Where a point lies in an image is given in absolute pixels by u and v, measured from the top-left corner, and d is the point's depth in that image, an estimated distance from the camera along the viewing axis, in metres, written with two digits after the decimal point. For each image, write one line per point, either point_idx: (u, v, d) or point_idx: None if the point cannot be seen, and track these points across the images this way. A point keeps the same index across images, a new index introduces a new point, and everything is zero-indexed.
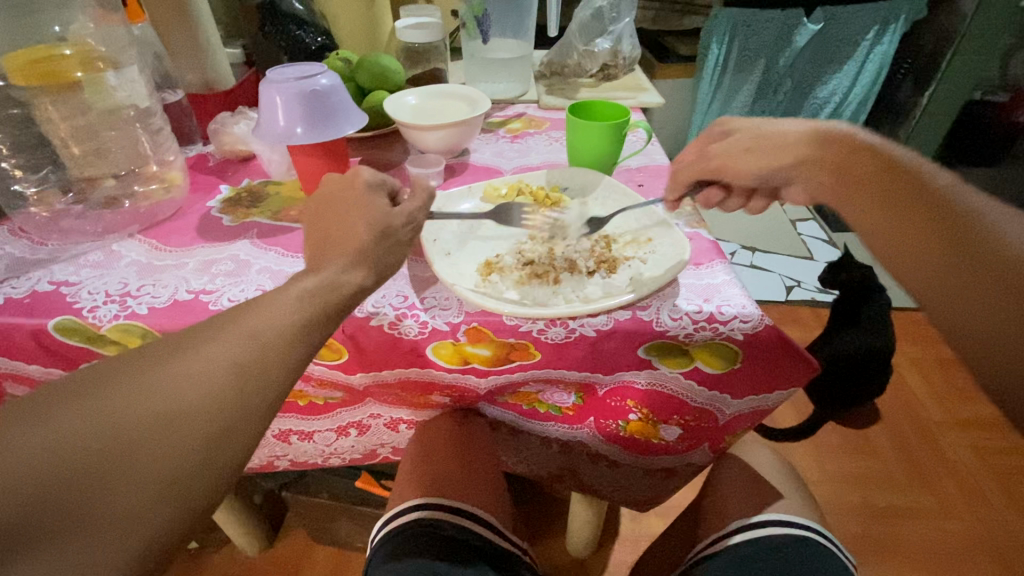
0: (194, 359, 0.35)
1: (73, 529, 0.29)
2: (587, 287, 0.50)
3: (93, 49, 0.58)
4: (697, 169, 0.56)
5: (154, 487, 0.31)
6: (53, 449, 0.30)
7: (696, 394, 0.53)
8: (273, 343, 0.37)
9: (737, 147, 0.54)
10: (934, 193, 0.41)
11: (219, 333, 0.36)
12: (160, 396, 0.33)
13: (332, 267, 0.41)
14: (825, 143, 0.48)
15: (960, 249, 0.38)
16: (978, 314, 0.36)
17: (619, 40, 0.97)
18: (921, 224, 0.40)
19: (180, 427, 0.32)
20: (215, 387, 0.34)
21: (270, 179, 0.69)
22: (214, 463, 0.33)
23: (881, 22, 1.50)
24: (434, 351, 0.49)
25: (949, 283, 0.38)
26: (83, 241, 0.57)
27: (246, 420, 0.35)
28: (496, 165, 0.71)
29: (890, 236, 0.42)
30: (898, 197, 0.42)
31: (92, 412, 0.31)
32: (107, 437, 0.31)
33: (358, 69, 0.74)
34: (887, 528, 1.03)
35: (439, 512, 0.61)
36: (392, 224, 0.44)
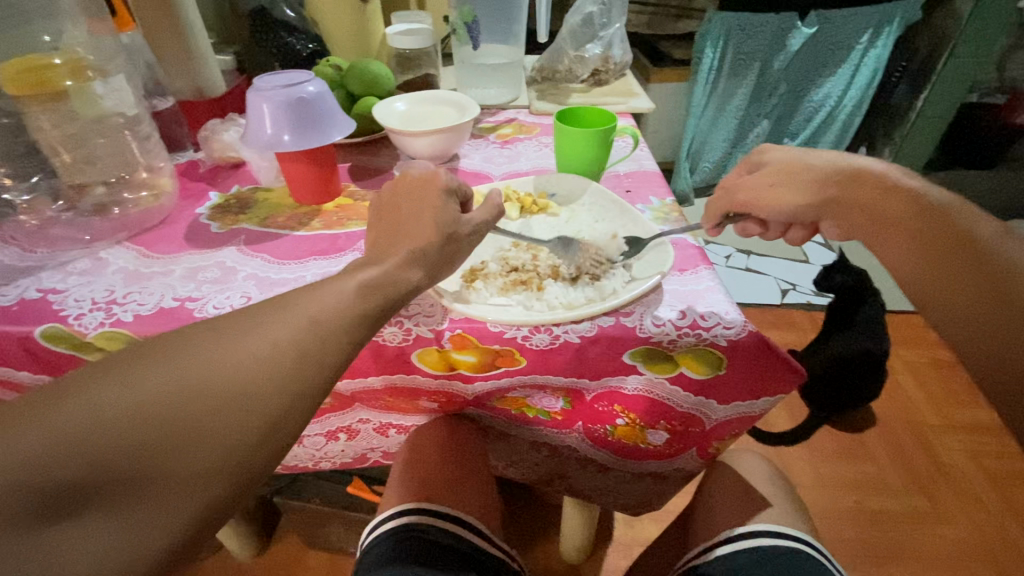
0: (261, 338, 0.35)
1: (140, 486, 0.30)
2: (570, 294, 0.50)
3: (83, 58, 0.58)
4: (727, 201, 0.57)
5: (206, 465, 0.32)
6: (131, 408, 0.31)
7: (681, 399, 0.53)
8: (330, 331, 0.37)
9: (760, 183, 0.54)
10: (975, 243, 0.41)
11: (282, 315, 0.37)
12: (229, 370, 0.34)
13: (398, 257, 0.42)
14: (857, 181, 0.49)
15: (998, 301, 0.39)
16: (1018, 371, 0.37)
17: (608, 46, 1.00)
18: (959, 276, 0.41)
19: (235, 404, 0.33)
20: (278, 367, 0.35)
21: (258, 186, 0.69)
22: (263, 446, 0.34)
23: (875, 26, 1.51)
24: (419, 358, 0.50)
25: (989, 337, 0.39)
26: (71, 248, 0.57)
27: (298, 408, 0.35)
28: (485, 171, 0.72)
29: (929, 285, 0.42)
30: (937, 247, 0.43)
31: (168, 376, 0.32)
32: (181, 403, 0.32)
33: (348, 76, 0.75)
34: (882, 533, 1.03)
35: (427, 517, 0.61)
36: (459, 230, 0.45)
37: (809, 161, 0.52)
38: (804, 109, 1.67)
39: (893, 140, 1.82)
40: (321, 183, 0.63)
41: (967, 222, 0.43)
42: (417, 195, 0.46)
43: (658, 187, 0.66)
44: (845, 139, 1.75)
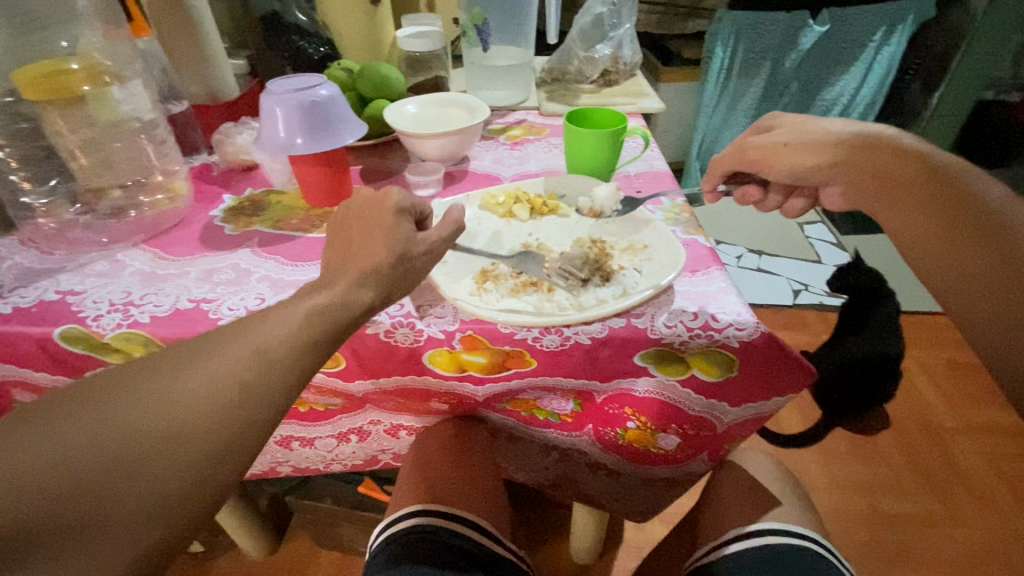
0: (202, 371, 0.34)
1: (68, 537, 0.28)
2: (581, 295, 0.50)
3: (99, 63, 0.59)
4: (737, 158, 0.58)
5: (174, 477, 0.31)
6: (58, 457, 0.30)
7: (692, 401, 0.53)
8: (277, 359, 0.36)
9: (774, 141, 0.55)
10: (973, 201, 0.43)
11: (227, 346, 0.36)
12: (165, 408, 0.33)
13: (344, 283, 0.42)
14: (873, 145, 0.50)
15: (989, 252, 0.40)
16: (1004, 313, 0.38)
17: (619, 46, 0.99)
18: (955, 231, 0.43)
19: (173, 443, 0.32)
20: (218, 401, 0.34)
21: (271, 188, 0.70)
22: (205, 484, 0.32)
23: (888, 23, 1.49)
24: (430, 358, 0.50)
25: (978, 284, 0.40)
26: (89, 250, 0.58)
27: (246, 440, 0.34)
28: (495, 172, 0.72)
29: (925, 240, 0.44)
30: (937, 204, 0.44)
31: (100, 419, 0.31)
32: (111, 447, 0.31)
33: (359, 79, 0.75)
34: (897, 536, 1.02)
35: (434, 518, 0.61)
36: (413, 250, 0.45)
37: (821, 125, 0.55)
38: (816, 107, 1.64)
39: None
40: (333, 187, 0.64)
41: (972, 184, 0.44)
42: (368, 213, 0.46)
43: (668, 187, 0.66)
44: None
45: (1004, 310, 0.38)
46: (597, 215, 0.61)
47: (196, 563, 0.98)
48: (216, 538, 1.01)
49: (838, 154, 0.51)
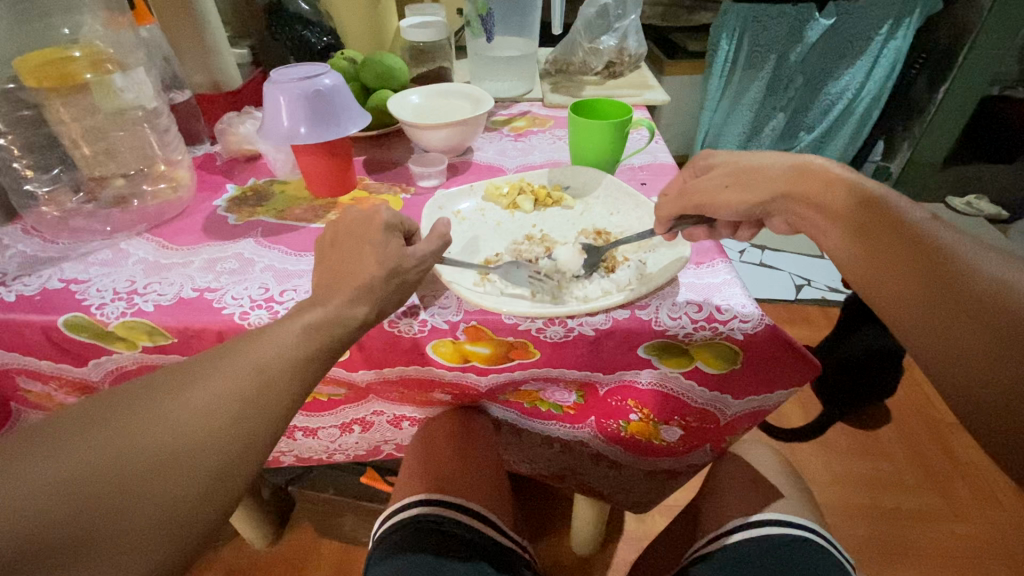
0: (202, 389, 0.34)
1: (79, 556, 0.29)
2: (585, 286, 0.50)
3: (103, 51, 0.59)
4: (681, 204, 0.53)
5: (142, 529, 0.30)
6: (64, 477, 0.29)
7: (696, 393, 0.53)
8: (278, 373, 0.36)
9: (715, 182, 0.52)
10: (921, 238, 0.40)
11: (226, 364, 0.36)
12: (170, 426, 0.32)
13: (338, 301, 0.41)
14: (806, 175, 0.48)
15: (949, 300, 0.38)
16: (980, 369, 0.36)
17: (624, 37, 0.98)
18: (912, 275, 0.40)
19: (179, 459, 0.32)
20: (220, 419, 0.34)
21: (275, 178, 0.69)
22: (212, 498, 0.33)
23: (895, 16, 1.47)
24: (433, 349, 0.50)
25: (946, 331, 0.38)
26: (92, 239, 0.58)
27: (250, 452, 0.34)
28: (499, 164, 0.71)
29: (883, 289, 0.41)
30: (888, 243, 0.41)
31: (105, 438, 0.31)
32: (118, 467, 0.30)
33: (363, 70, 0.75)
34: (896, 531, 1.02)
35: (441, 509, 0.61)
36: (403, 264, 0.44)
37: (764, 171, 0.51)
38: (821, 102, 1.64)
39: (912, 133, 1.79)
40: (337, 177, 0.64)
41: (914, 216, 0.42)
42: (359, 231, 0.45)
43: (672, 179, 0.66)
44: (864, 132, 1.69)
45: (982, 368, 0.36)
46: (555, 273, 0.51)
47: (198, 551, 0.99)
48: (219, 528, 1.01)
49: (785, 194, 0.49)
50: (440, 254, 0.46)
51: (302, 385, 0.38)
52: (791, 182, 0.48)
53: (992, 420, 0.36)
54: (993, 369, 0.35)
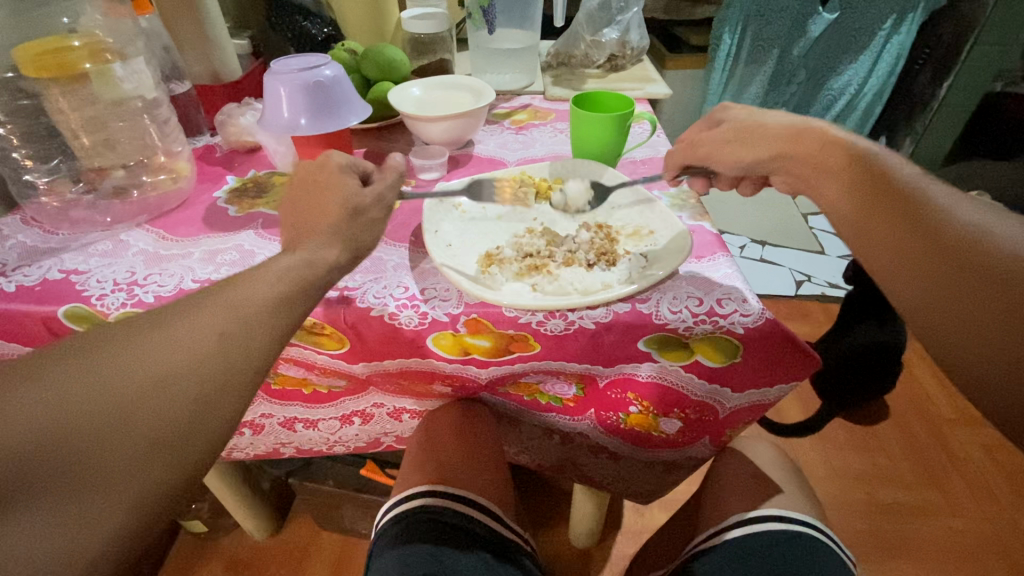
0: (179, 328, 0.35)
1: (68, 483, 0.29)
2: (585, 279, 0.49)
3: (101, 40, 0.59)
4: (686, 152, 0.58)
5: (127, 464, 0.30)
6: (47, 408, 0.29)
7: (696, 387, 0.53)
8: (256, 314, 0.37)
9: (719, 137, 0.55)
10: (908, 189, 0.41)
11: (202, 307, 0.36)
12: (150, 361, 0.33)
13: (311, 244, 0.42)
14: (805, 135, 0.49)
15: (931, 245, 0.38)
16: (962, 313, 0.36)
17: (626, 30, 0.97)
18: (914, 243, 0.39)
19: (163, 390, 0.32)
20: (201, 354, 0.34)
21: (275, 170, 0.69)
22: (199, 428, 0.33)
23: (898, 11, 1.46)
24: (434, 342, 0.49)
25: (927, 275, 0.38)
26: (92, 230, 0.58)
27: (234, 387, 0.35)
28: (500, 156, 0.71)
29: (883, 257, 0.41)
30: (877, 193, 0.42)
31: (87, 372, 0.31)
32: (101, 398, 0.30)
33: (363, 61, 0.74)
34: (893, 525, 1.03)
35: (440, 499, 0.61)
36: (363, 202, 0.45)
37: (763, 133, 0.52)
38: (822, 97, 1.63)
39: (914, 129, 1.78)
40: None
41: (922, 186, 0.41)
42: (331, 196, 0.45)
43: None
44: (866, 128, 1.68)
45: (980, 335, 0.35)
46: (569, 210, 0.60)
47: (201, 542, 0.99)
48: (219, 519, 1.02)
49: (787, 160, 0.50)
50: (397, 188, 0.49)
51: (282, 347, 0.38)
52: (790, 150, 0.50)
53: (989, 390, 0.35)
54: (974, 310, 0.36)
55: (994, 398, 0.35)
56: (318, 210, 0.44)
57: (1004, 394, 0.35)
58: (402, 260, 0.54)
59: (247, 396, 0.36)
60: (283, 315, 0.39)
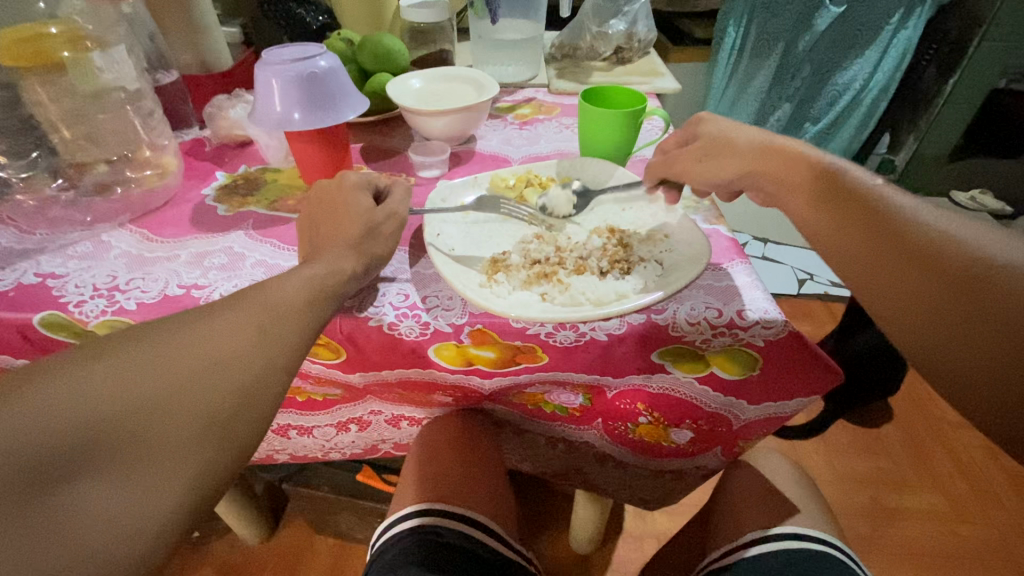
0: (225, 319, 0.36)
1: (136, 453, 0.30)
2: (598, 288, 0.46)
3: (80, 27, 0.55)
4: (662, 169, 0.54)
5: (188, 440, 0.32)
6: (116, 382, 0.31)
7: (710, 399, 0.50)
8: (291, 311, 0.39)
9: (691, 154, 0.52)
10: (879, 206, 0.41)
11: (242, 301, 0.38)
12: (204, 346, 0.34)
13: (328, 256, 0.43)
14: (768, 153, 0.48)
15: (910, 261, 0.38)
16: (950, 328, 0.37)
17: (633, 22, 0.92)
18: (892, 258, 0.39)
19: (217, 374, 0.34)
20: (246, 343, 0.36)
21: (267, 165, 0.66)
22: (248, 412, 0.35)
23: (906, 7, 1.43)
24: (435, 352, 0.47)
25: (911, 292, 0.38)
26: (71, 229, 0.54)
27: (274, 378, 0.37)
28: (504, 153, 0.68)
29: (863, 272, 0.40)
30: (850, 211, 0.41)
31: (148, 353, 0.32)
32: (164, 376, 0.32)
33: (360, 51, 0.71)
34: (898, 530, 1.01)
35: (440, 518, 0.59)
36: (379, 224, 0.47)
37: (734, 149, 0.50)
38: (826, 93, 1.57)
39: (919, 126, 1.76)
40: (332, 166, 0.60)
41: (884, 194, 0.42)
42: (343, 218, 0.47)
43: None
44: (870, 124, 1.65)
45: (971, 342, 0.36)
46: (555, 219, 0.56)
47: (192, 546, 0.97)
48: (211, 523, 0.99)
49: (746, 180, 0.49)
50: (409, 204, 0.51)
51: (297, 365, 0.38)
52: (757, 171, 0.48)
53: (984, 394, 0.36)
54: (958, 324, 0.36)
55: (988, 400, 0.36)
56: (337, 228, 0.46)
57: (997, 397, 0.35)
58: (401, 264, 0.51)
59: (286, 386, 0.38)
60: (297, 331, 0.39)
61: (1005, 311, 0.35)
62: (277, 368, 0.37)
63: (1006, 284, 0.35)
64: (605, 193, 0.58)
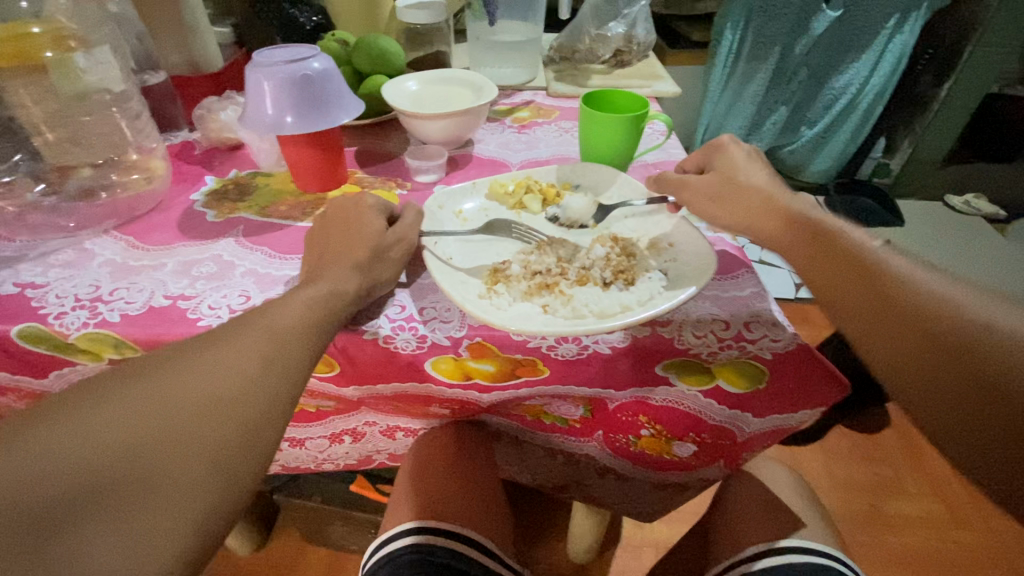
0: (225, 348, 0.35)
1: (135, 495, 0.29)
2: (601, 299, 0.44)
3: (63, 26, 0.53)
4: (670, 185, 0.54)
5: (189, 479, 0.30)
6: (115, 422, 0.30)
7: (714, 412, 0.49)
8: (290, 336, 0.38)
9: (701, 193, 0.51)
10: (870, 263, 0.39)
11: (241, 329, 0.37)
12: (205, 380, 0.33)
13: (325, 279, 0.42)
14: (766, 206, 0.47)
15: (900, 319, 0.36)
16: (944, 389, 0.34)
17: (633, 24, 0.91)
18: (881, 311, 0.37)
19: (218, 408, 0.33)
20: (247, 372, 0.35)
21: (258, 169, 0.64)
22: (251, 446, 0.33)
23: (903, 11, 1.43)
24: (433, 366, 0.45)
25: (901, 350, 0.36)
26: (53, 236, 0.52)
27: (275, 407, 0.35)
28: (502, 158, 0.67)
29: (853, 325, 0.39)
30: (842, 267, 0.40)
31: (148, 389, 0.32)
32: (164, 412, 0.31)
33: (355, 52, 0.69)
34: (897, 537, 1.00)
35: (434, 537, 0.57)
36: (379, 239, 0.46)
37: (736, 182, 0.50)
38: (823, 97, 1.59)
39: (913, 130, 1.76)
40: (326, 171, 0.58)
41: (878, 250, 0.40)
42: (346, 235, 0.47)
43: None
44: (866, 128, 1.65)
45: (963, 403, 0.33)
46: (572, 227, 0.55)
47: None
48: None
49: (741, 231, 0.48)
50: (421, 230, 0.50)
51: (294, 383, 0.37)
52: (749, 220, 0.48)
53: (984, 466, 0.32)
54: (952, 385, 0.33)
55: (988, 473, 0.32)
56: (344, 248, 0.45)
57: (999, 470, 0.31)
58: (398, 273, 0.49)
59: (287, 417, 0.36)
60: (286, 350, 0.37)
61: (1001, 373, 0.32)
62: (267, 389, 0.35)
63: (1002, 345, 0.33)
64: (628, 202, 0.55)
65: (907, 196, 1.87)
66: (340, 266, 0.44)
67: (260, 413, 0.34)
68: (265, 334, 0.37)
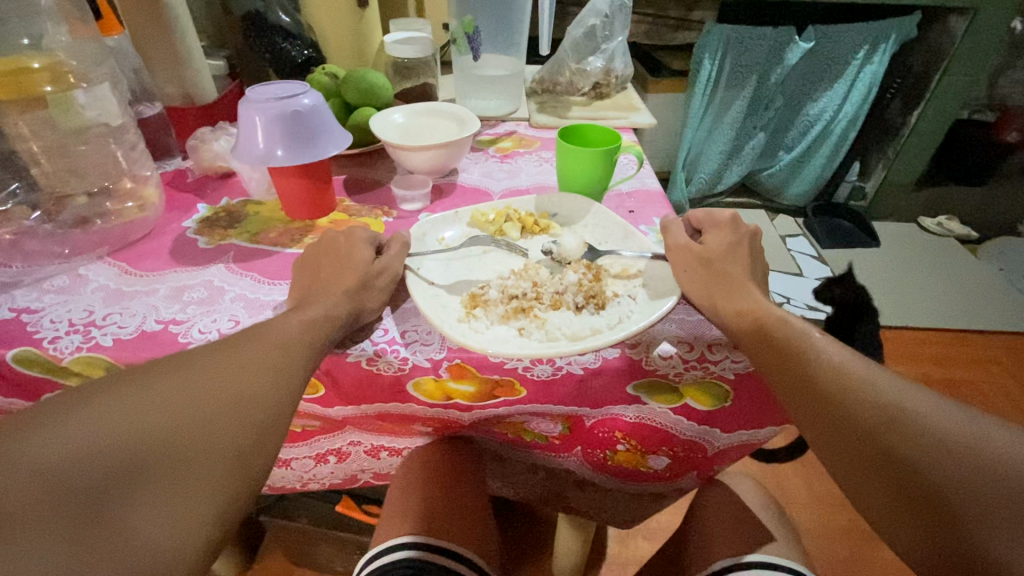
0: (245, 356, 0.40)
1: (172, 476, 0.33)
2: (573, 323, 0.47)
3: (63, 61, 0.56)
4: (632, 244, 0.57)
5: (215, 468, 0.34)
6: (155, 409, 0.34)
7: (684, 428, 0.51)
8: (293, 350, 0.41)
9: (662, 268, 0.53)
10: (817, 363, 0.41)
11: (251, 342, 0.41)
12: (230, 383, 0.38)
13: (315, 308, 0.45)
14: (725, 280, 0.48)
15: (847, 427, 0.38)
16: (890, 501, 0.36)
17: (611, 58, 0.96)
18: (828, 422, 0.39)
19: (239, 408, 0.37)
20: (265, 376, 0.39)
21: (249, 198, 0.66)
22: (265, 444, 0.37)
23: (870, 42, 1.52)
24: (414, 386, 0.47)
25: (849, 458, 0.38)
26: (48, 263, 0.54)
27: (282, 414, 0.39)
28: (485, 187, 0.70)
29: (806, 427, 0.41)
30: (792, 368, 0.42)
31: (182, 382, 0.36)
32: (196, 405, 0.35)
33: (345, 86, 0.72)
34: (877, 552, 1.02)
35: (429, 553, 0.58)
36: (364, 268, 0.49)
37: (708, 238, 0.53)
38: (799, 123, 1.67)
39: (886, 155, 1.82)
40: (315, 200, 0.61)
41: (825, 349, 0.42)
42: (335, 262, 0.50)
43: (661, 207, 0.65)
44: (841, 153, 1.72)
45: (910, 516, 0.35)
46: (561, 262, 0.56)
47: None
48: None
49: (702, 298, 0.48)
50: (403, 260, 0.52)
51: (290, 401, 0.40)
52: (715, 255, 0.51)
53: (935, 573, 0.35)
54: (897, 496, 0.36)
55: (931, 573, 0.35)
56: (335, 278, 0.48)
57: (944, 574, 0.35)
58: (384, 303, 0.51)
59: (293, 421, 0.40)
60: (274, 377, 0.40)
61: (942, 490, 0.34)
62: (272, 398, 0.39)
63: (940, 462, 0.35)
64: (617, 251, 0.56)
65: (881, 219, 1.93)
66: (329, 293, 0.46)
67: (268, 418, 0.38)
68: (268, 351, 0.41)
